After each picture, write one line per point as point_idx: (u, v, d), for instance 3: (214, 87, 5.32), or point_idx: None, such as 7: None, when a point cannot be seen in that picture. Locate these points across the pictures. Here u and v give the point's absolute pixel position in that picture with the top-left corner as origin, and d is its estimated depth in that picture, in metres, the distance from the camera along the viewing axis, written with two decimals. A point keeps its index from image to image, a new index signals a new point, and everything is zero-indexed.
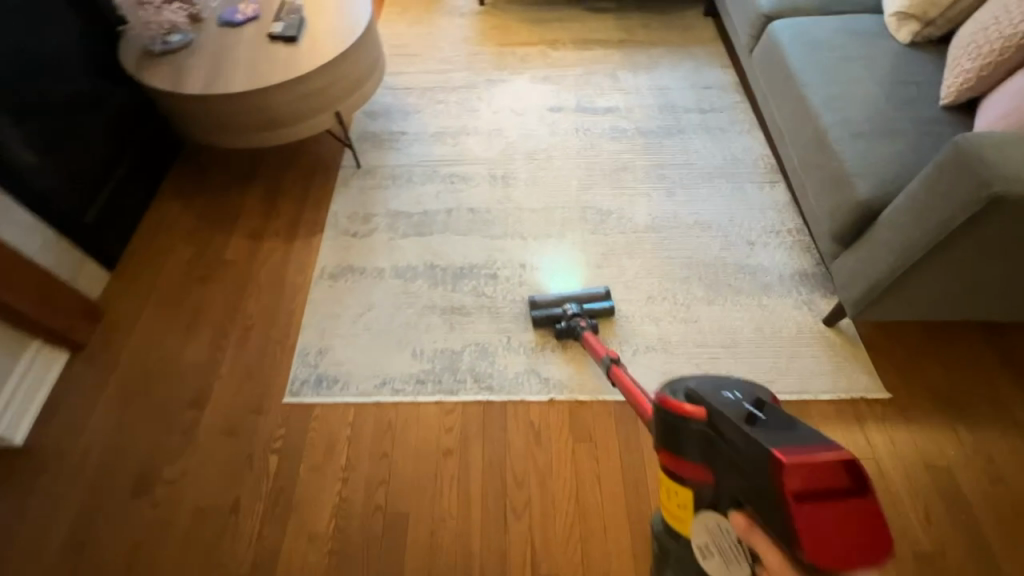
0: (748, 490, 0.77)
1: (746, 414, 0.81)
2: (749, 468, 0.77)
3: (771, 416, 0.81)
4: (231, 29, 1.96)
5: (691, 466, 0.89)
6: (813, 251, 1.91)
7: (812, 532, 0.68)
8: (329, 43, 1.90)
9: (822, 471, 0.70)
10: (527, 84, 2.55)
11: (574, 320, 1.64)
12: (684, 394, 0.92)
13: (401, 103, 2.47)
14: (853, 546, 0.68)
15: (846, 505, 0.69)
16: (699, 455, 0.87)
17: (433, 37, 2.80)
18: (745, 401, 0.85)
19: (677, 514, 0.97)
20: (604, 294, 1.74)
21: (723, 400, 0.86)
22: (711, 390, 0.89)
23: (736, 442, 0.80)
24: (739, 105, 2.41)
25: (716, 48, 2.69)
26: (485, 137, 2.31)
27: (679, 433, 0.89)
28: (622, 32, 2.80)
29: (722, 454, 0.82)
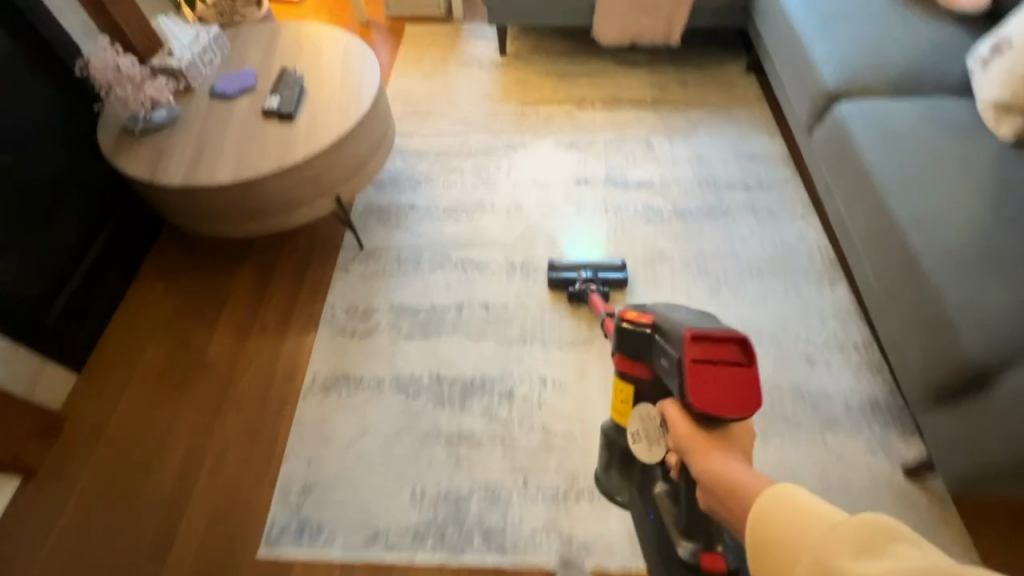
0: (668, 368, 1.06)
1: (677, 317, 1.14)
2: (669, 349, 1.06)
3: (696, 320, 1.11)
4: (223, 102, 1.75)
5: (642, 364, 1.20)
6: (885, 374, 1.63)
7: (700, 383, 0.96)
8: (330, 122, 1.68)
9: (717, 345, 0.98)
10: (551, 150, 2.31)
11: (585, 288, 1.77)
12: (641, 308, 1.24)
13: (411, 170, 2.24)
14: (729, 399, 0.95)
15: (730, 369, 0.96)
16: (644, 354, 1.18)
17: (450, 91, 2.59)
18: (689, 312, 1.15)
19: (624, 408, 1.27)
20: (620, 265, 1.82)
21: (668, 313, 1.17)
22: (662, 306, 1.22)
23: (668, 336, 1.09)
24: (790, 183, 2.14)
25: (762, 110, 2.43)
26: (503, 214, 2.08)
27: (632, 338, 1.20)
28: (655, 90, 2.56)
29: (657, 346, 1.14)
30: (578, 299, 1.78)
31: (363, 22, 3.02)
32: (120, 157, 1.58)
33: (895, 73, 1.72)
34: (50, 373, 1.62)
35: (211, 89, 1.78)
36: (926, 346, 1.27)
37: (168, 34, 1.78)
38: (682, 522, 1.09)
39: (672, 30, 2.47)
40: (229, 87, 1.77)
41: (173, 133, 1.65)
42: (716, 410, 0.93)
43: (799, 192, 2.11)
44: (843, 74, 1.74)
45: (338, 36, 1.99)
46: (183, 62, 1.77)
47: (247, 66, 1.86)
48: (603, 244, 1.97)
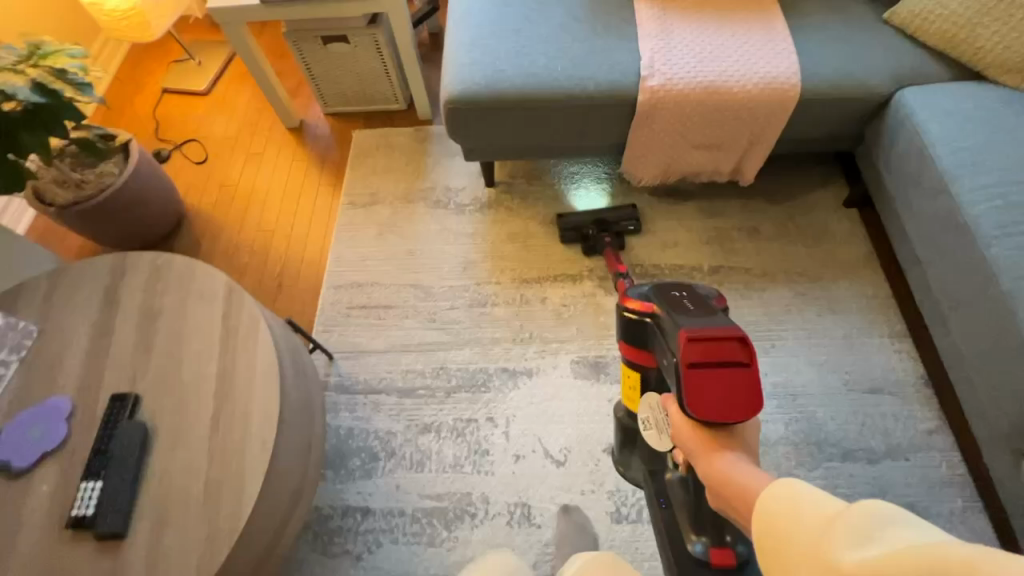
0: (669, 368, 0.98)
1: (676, 305, 1.02)
2: (667, 348, 0.98)
3: (697, 307, 0.99)
4: (9, 483, 1.02)
5: (643, 349, 1.13)
6: None
7: (700, 392, 0.89)
8: (189, 544, 0.95)
9: (716, 350, 0.89)
10: (567, 382, 1.56)
11: (598, 236, 1.71)
12: (641, 293, 1.13)
13: (364, 431, 1.53)
14: (731, 406, 0.88)
15: (731, 372, 0.88)
16: (646, 343, 1.10)
17: (415, 261, 1.81)
18: (686, 297, 1.04)
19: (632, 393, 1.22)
20: (631, 210, 1.74)
21: (670, 299, 1.05)
22: (661, 288, 1.08)
23: (664, 329, 1.00)
24: (936, 442, 1.41)
25: (875, 287, 1.65)
26: (502, 528, 1.37)
27: (632, 326, 1.11)
28: (712, 245, 1.76)
29: (657, 340, 1.05)
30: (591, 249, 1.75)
31: (293, 126, 2.19)
32: None
33: None
34: None
35: None
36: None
37: None
38: (696, 522, 1.11)
39: (742, 168, 1.65)
40: (18, 450, 1.03)
41: None
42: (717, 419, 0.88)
43: (951, 466, 1.39)
44: None
45: (214, 292, 1.20)
46: None
47: (61, 383, 1.12)
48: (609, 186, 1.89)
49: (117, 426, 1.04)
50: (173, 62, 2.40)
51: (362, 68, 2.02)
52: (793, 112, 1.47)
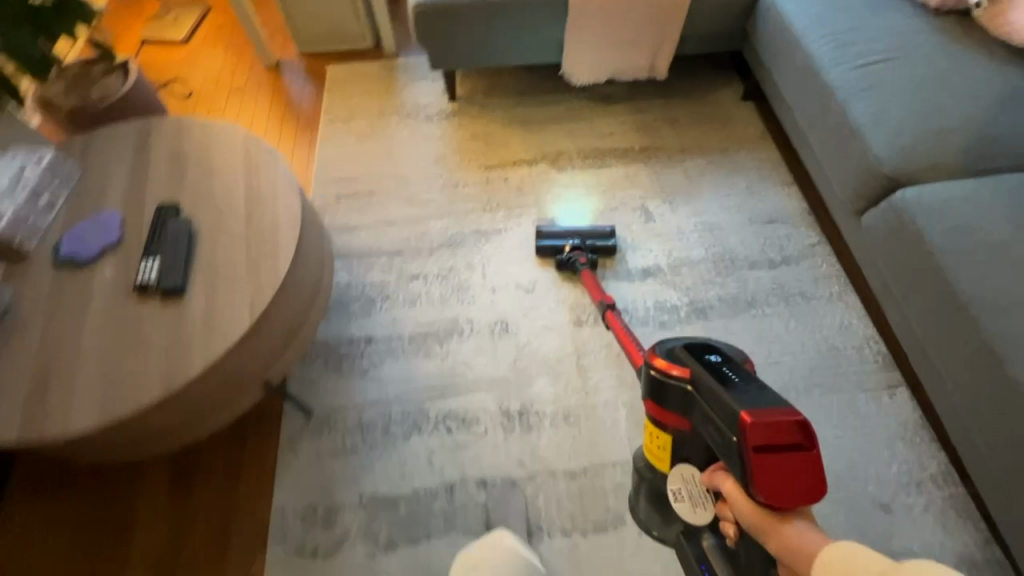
0: (719, 444, 0.98)
1: (722, 377, 1.01)
2: (718, 425, 0.97)
3: (742, 379, 1.00)
4: (74, 272, 1.22)
5: (675, 415, 1.10)
6: (973, 517, 1.36)
7: (768, 477, 0.90)
8: (239, 294, 1.19)
9: (780, 430, 0.89)
10: (531, 234, 1.88)
11: (573, 255, 1.73)
12: (669, 352, 1.11)
13: (360, 284, 1.77)
14: (797, 490, 0.90)
15: (795, 456, 0.90)
16: (679, 407, 1.08)
17: (392, 160, 2.08)
18: (723, 365, 1.05)
19: (657, 453, 1.19)
20: (609, 232, 1.77)
21: (711, 368, 1.04)
22: (696, 353, 1.08)
23: (710, 401, 0.99)
24: (819, 250, 1.81)
25: (770, 153, 2.05)
26: (485, 338, 1.65)
27: (664, 389, 1.09)
28: (643, 134, 2.14)
29: (698, 407, 1.03)
30: (566, 267, 1.75)
31: (270, 65, 2.44)
32: None
33: (960, 142, 1.37)
34: None
35: (54, 252, 1.24)
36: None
37: None
38: None
39: (657, 64, 2.03)
40: (81, 246, 1.24)
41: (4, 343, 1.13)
42: (782, 502, 0.90)
43: (829, 265, 1.78)
44: (900, 149, 1.38)
45: (234, 137, 1.45)
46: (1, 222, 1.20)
47: (108, 204, 1.32)
48: (589, 205, 1.95)
49: (166, 223, 1.27)
50: (149, 17, 2.61)
51: (334, 7, 2.32)
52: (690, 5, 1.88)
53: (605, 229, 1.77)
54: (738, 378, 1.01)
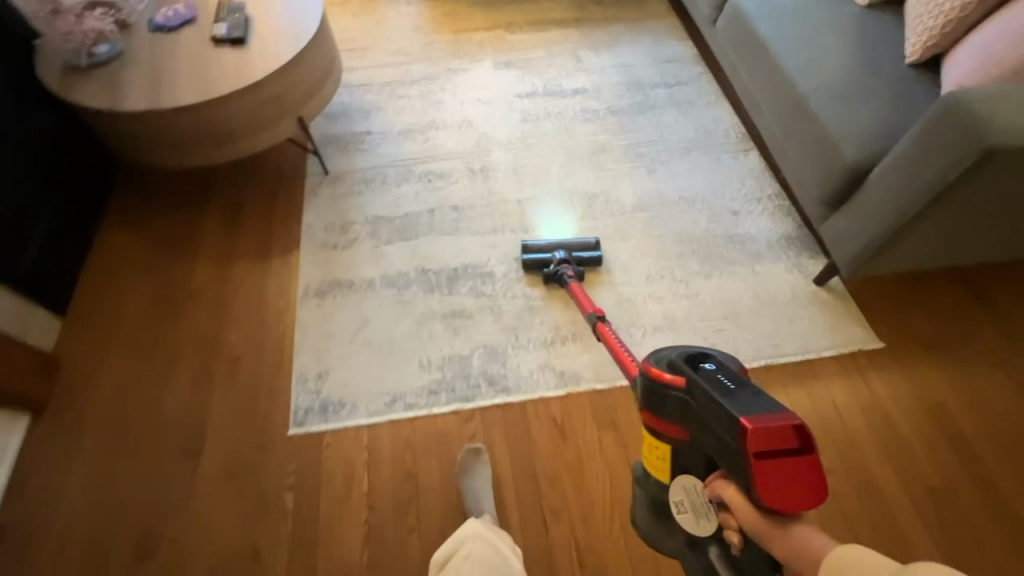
0: (721, 450, 1.01)
1: (720, 385, 1.05)
2: (715, 429, 1.01)
3: (738, 386, 1.05)
4: (164, 34, 1.76)
5: (672, 424, 1.13)
6: (795, 214, 1.96)
7: (771, 477, 0.92)
8: (282, 44, 1.75)
9: (777, 432, 0.93)
10: (489, 71, 2.46)
11: (560, 267, 1.73)
12: (666, 362, 1.16)
13: (359, 101, 2.33)
14: (800, 492, 0.92)
15: (793, 459, 0.93)
16: (677, 416, 1.11)
17: (382, 28, 2.65)
18: (719, 373, 1.09)
19: (657, 464, 1.19)
20: (595, 245, 1.80)
21: (706, 376, 1.09)
22: (691, 364, 1.13)
23: (710, 409, 1.03)
24: (703, 76, 2.43)
25: (672, 21, 2.68)
26: (455, 130, 2.22)
27: (663, 398, 1.12)
28: (576, 11, 2.76)
29: (697, 415, 1.07)
30: (554, 280, 1.75)
31: None
32: (71, 93, 1.59)
33: None
34: (35, 317, 1.61)
35: (149, 23, 1.78)
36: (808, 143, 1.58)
37: None
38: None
39: None
40: (168, 19, 1.78)
41: (124, 65, 1.67)
42: (784, 505, 0.92)
43: (709, 84, 2.39)
44: None
45: None
46: None
47: None
48: (571, 212, 1.98)
49: (227, 6, 1.82)
50: None
51: None
52: None
53: (591, 241, 1.81)
54: (734, 385, 1.05)
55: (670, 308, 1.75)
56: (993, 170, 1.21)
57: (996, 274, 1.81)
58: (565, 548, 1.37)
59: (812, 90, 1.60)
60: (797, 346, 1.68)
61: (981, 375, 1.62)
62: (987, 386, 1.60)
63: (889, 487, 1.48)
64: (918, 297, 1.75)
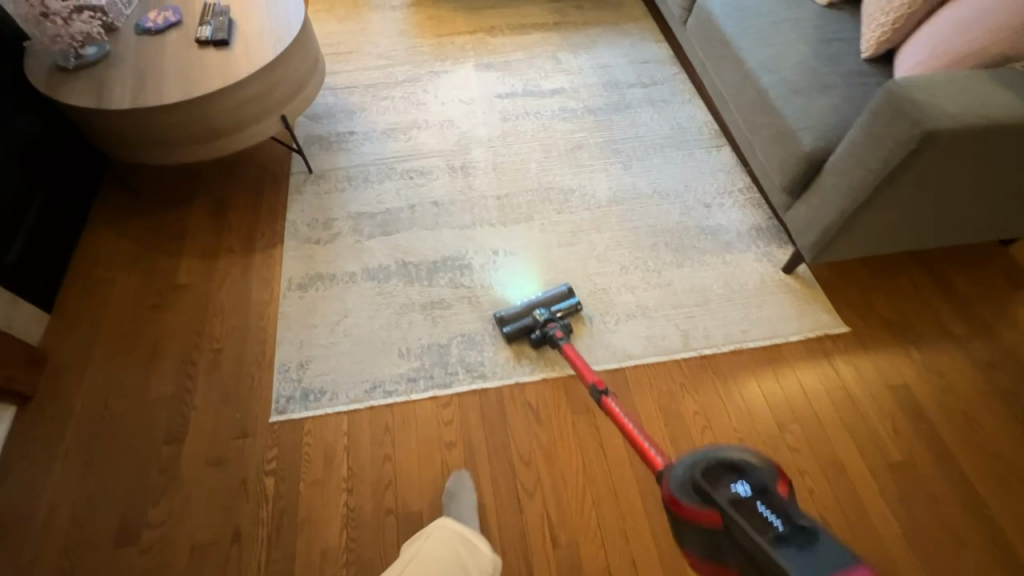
0: None
1: (761, 518, 1.00)
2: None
3: (781, 518, 1.00)
4: (150, 37, 1.82)
5: (720, 564, 1.10)
6: (765, 206, 2.03)
7: None
8: (265, 44, 1.80)
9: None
10: (470, 72, 2.53)
11: (546, 328, 1.59)
12: (685, 483, 1.16)
13: (343, 103, 2.39)
14: None
15: None
16: (725, 536, 1.06)
17: (367, 32, 2.72)
18: (757, 499, 1.05)
19: None
20: (571, 294, 1.67)
21: (746, 509, 1.04)
22: (717, 487, 1.11)
23: (753, 556, 0.98)
24: (678, 76, 2.50)
25: (648, 23, 2.77)
26: (436, 129, 2.28)
27: (706, 536, 1.10)
28: (555, 15, 2.84)
29: (743, 547, 1.01)
30: (543, 343, 1.62)
31: None
32: (58, 92, 1.64)
33: None
34: (21, 309, 1.64)
35: (136, 27, 1.83)
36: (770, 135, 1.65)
37: None
38: None
39: None
40: (154, 23, 1.84)
41: (112, 65, 1.72)
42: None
43: (684, 84, 2.47)
44: None
45: None
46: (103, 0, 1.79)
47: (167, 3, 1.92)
48: (538, 265, 1.88)
49: (212, 9, 1.88)
50: None
51: None
52: None
53: (564, 288, 1.68)
54: (780, 520, 0.99)
55: (643, 297, 1.81)
56: (936, 154, 1.28)
57: (956, 261, 1.87)
58: (537, 527, 1.41)
59: (774, 84, 1.67)
60: (765, 332, 1.73)
61: (941, 356, 1.67)
62: (948, 366, 1.66)
63: (855, 463, 1.51)
64: (881, 284, 1.82)
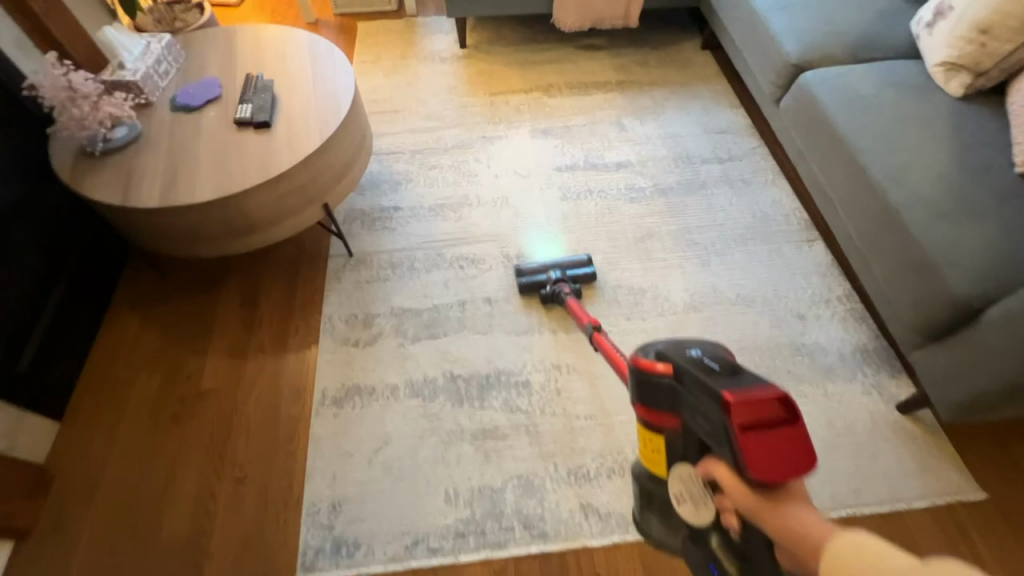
0: (710, 432, 0.79)
1: (706, 367, 0.84)
2: (702, 411, 0.80)
3: (725, 369, 0.84)
4: (187, 115, 1.64)
5: (660, 415, 0.93)
6: (869, 322, 1.74)
7: (760, 456, 0.71)
8: (311, 127, 1.61)
9: (761, 406, 0.73)
10: (527, 139, 2.31)
11: (557, 286, 1.74)
12: (653, 352, 0.97)
13: (389, 172, 2.19)
14: (786, 465, 0.70)
15: (779, 435, 0.71)
16: (669, 406, 0.91)
17: (415, 88, 2.54)
18: (709, 359, 0.87)
19: (653, 457, 1.00)
20: (587, 259, 1.81)
21: (697, 366, 0.86)
22: (677, 349, 0.93)
23: (694, 392, 0.83)
24: (758, 150, 2.24)
25: (722, 85, 2.51)
26: (490, 207, 2.06)
27: (649, 390, 0.93)
28: (618, 72, 2.60)
29: (686, 408, 0.86)
30: (552, 301, 1.75)
31: (310, 22, 2.91)
32: (82, 184, 1.46)
33: (848, 39, 1.82)
34: (27, 426, 1.46)
35: (172, 102, 1.66)
36: (901, 264, 1.39)
37: (116, 45, 1.65)
38: None
39: (630, 13, 2.52)
40: (192, 98, 1.66)
41: (142, 150, 1.54)
42: (774, 486, 0.71)
43: (766, 160, 2.20)
44: (803, 46, 1.83)
45: (299, 36, 1.89)
46: (137, 74, 1.62)
47: (208, 74, 1.76)
48: (562, 236, 1.98)
49: (255, 83, 1.70)
50: None
51: None
52: None
53: (582, 258, 1.81)
54: (721, 368, 0.84)
55: None
56: None
57: None
58: None
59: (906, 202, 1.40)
60: (881, 493, 1.45)
61: None
62: None
63: None
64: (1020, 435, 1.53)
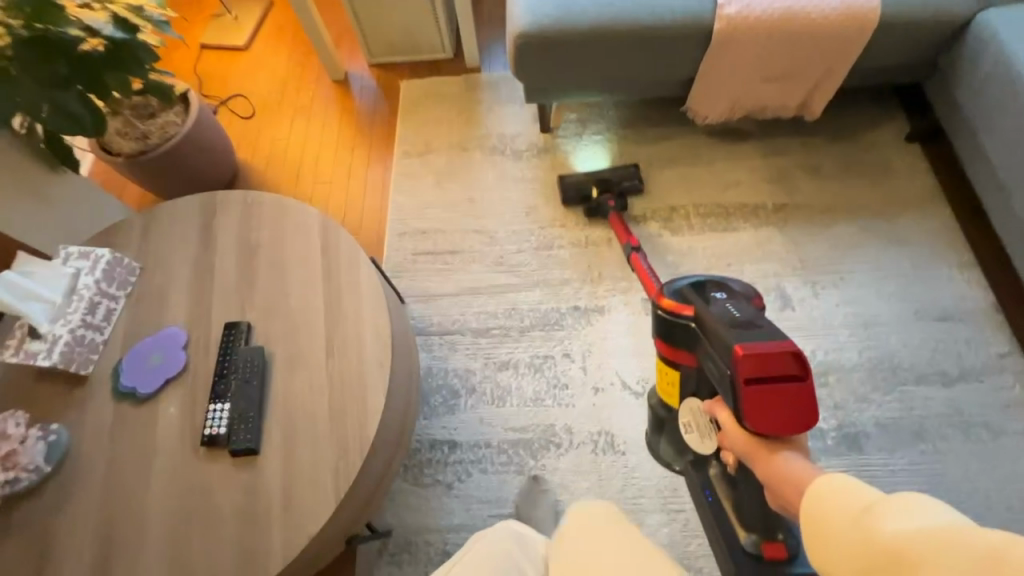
0: (718, 379, 0.98)
1: (724, 316, 1.00)
2: (717, 357, 0.97)
3: (744, 316, 0.99)
4: (133, 407, 1.04)
5: (682, 352, 1.11)
6: None
7: (759, 405, 0.89)
8: (321, 461, 0.97)
9: (774, 363, 0.89)
10: (641, 318, 1.58)
11: (601, 198, 1.68)
12: (677, 294, 1.11)
13: (443, 370, 1.56)
14: (791, 419, 0.89)
15: (785, 391, 0.88)
16: (687, 345, 1.09)
17: (478, 205, 1.81)
18: (728, 304, 1.03)
19: (668, 389, 1.21)
20: (635, 171, 1.70)
21: (714, 307, 1.03)
22: (702, 294, 1.08)
23: (709, 336, 1.00)
24: (1008, 363, 1.44)
25: (942, 221, 1.64)
26: (587, 455, 1.42)
27: (674, 331, 1.08)
28: (779, 186, 1.74)
29: (701, 347, 1.04)
30: (595, 213, 1.71)
31: (337, 78, 2.16)
32: None
33: None
34: None
35: (114, 380, 1.06)
36: None
37: (16, 300, 1.04)
38: (746, 519, 1.14)
39: (811, 102, 1.63)
40: (142, 376, 1.06)
41: (62, 501, 0.97)
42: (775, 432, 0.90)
43: None
44: None
45: (309, 227, 1.19)
46: (55, 350, 1.05)
47: (169, 314, 1.13)
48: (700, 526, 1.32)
49: (235, 351, 1.06)
50: (212, 16, 2.37)
51: (412, 16, 2.01)
52: (873, 35, 1.44)
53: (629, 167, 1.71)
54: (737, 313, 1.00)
55: None
56: None
57: None
58: None
59: None
60: None
61: None
62: None
63: None
64: None
